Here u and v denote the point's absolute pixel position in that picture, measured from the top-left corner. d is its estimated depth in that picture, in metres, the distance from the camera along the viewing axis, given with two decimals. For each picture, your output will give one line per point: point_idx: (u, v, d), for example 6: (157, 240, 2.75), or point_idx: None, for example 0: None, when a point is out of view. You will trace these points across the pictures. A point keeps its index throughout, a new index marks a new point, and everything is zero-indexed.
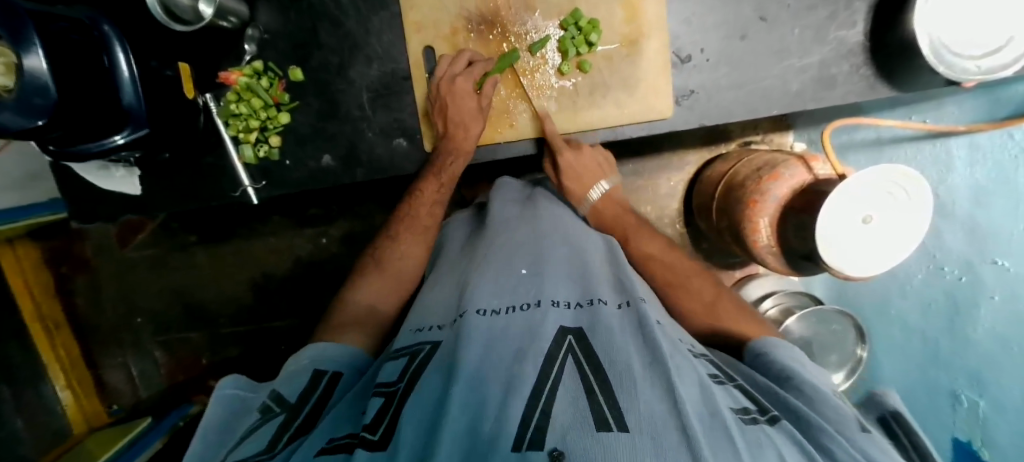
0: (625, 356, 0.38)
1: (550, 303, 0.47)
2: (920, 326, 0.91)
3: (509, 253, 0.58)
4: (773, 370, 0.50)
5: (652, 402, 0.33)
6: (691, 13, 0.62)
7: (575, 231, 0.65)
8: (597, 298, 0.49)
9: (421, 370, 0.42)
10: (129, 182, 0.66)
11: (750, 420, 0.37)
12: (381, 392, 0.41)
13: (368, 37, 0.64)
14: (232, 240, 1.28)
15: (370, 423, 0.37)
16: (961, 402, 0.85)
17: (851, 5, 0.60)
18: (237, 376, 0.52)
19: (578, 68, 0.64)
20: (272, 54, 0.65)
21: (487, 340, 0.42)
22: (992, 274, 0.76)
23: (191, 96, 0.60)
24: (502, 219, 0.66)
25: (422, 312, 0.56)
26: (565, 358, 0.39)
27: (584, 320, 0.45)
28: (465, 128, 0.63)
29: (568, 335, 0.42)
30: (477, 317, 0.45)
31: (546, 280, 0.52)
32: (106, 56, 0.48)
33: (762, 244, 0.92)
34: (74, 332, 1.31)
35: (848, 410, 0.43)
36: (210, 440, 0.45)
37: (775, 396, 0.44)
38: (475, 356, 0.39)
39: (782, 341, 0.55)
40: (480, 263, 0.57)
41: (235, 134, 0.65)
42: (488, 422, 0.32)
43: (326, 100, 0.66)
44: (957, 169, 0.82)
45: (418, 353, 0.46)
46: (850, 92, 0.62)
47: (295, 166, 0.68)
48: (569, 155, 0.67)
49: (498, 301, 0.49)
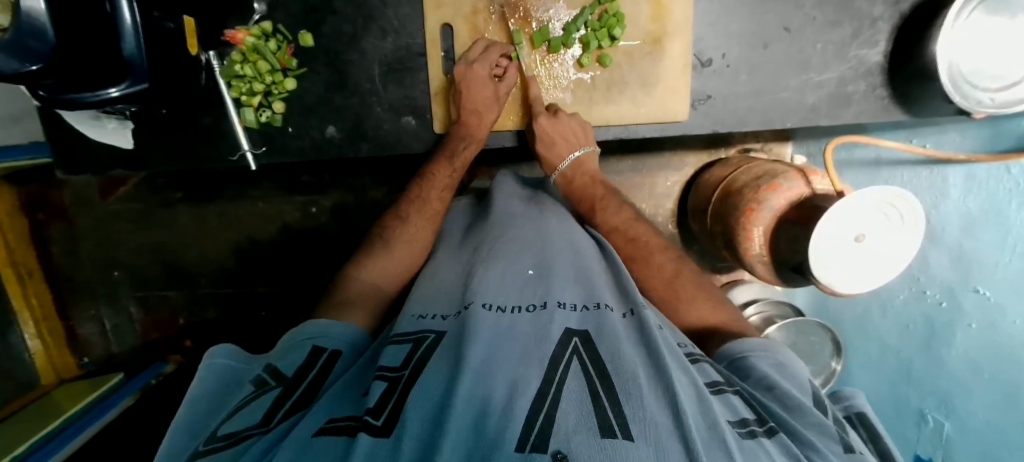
0: (631, 364, 0.39)
1: (556, 304, 0.48)
2: (897, 345, 0.98)
3: (518, 250, 0.58)
4: (756, 376, 0.50)
5: (656, 411, 0.33)
6: (718, 15, 0.60)
7: (581, 236, 0.65)
8: (602, 302, 0.49)
9: (426, 359, 0.42)
10: (120, 134, 0.63)
11: (748, 434, 0.38)
12: (386, 377, 0.40)
13: (385, 7, 0.61)
14: (219, 201, 1.25)
15: (375, 407, 0.36)
16: (927, 421, 0.92)
17: (876, 24, 0.60)
18: (229, 344, 0.51)
19: (599, 61, 0.62)
20: (283, 15, 0.61)
21: (493, 338, 0.42)
22: (972, 300, 0.82)
23: (193, 52, 0.55)
24: (507, 214, 0.67)
25: (423, 300, 0.55)
26: (570, 360, 0.39)
27: (590, 322, 0.45)
28: (478, 116, 0.62)
29: (573, 336, 0.43)
30: (485, 314, 0.45)
31: (553, 280, 0.52)
32: (108, 3, 0.43)
33: (754, 251, 0.96)
34: (47, 279, 1.28)
35: (833, 428, 0.43)
36: (195, 405, 0.44)
37: (767, 409, 0.44)
38: (482, 352, 0.39)
39: (765, 344, 0.55)
40: (486, 256, 0.58)
41: (237, 96, 0.61)
42: (492, 417, 0.32)
43: (334, 70, 0.63)
44: (950, 197, 0.87)
45: (423, 340, 0.46)
46: (862, 112, 0.62)
47: (298, 134, 0.65)
48: (545, 120, 0.62)
49: (505, 298, 0.49)
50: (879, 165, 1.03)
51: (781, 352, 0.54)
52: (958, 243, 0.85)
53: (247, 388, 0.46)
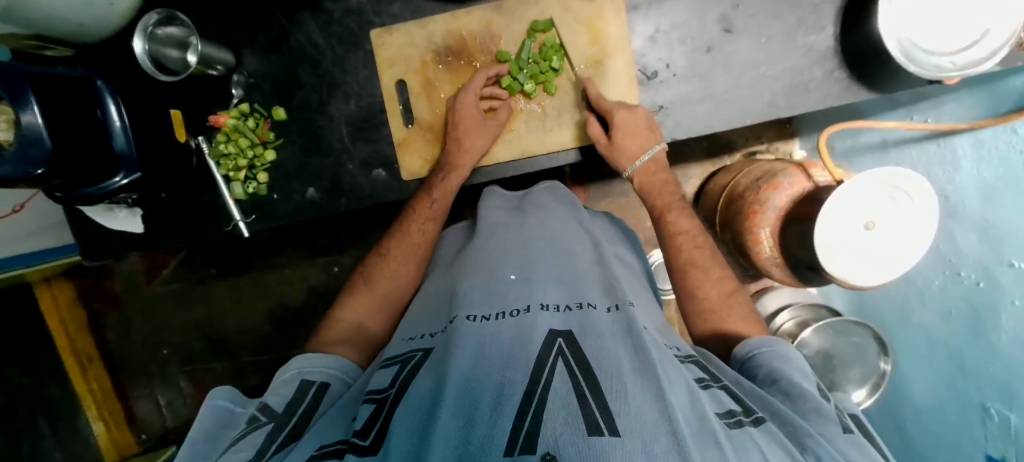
0: (616, 361, 0.39)
1: (539, 307, 0.48)
2: (945, 336, 0.90)
3: (499, 258, 0.58)
4: (760, 372, 0.50)
5: (643, 405, 0.34)
6: (655, 30, 0.62)
7: (566, 233, 0.65)
8: (585, 301, 0.50)
9: (412, 376, 0.43)
10: (131, 220, 0.70)
11: (734, 423, 0.38)
12: (372, 399, 0.42)
13: (345, 74, 0.66)
14: (250, 272, 1.34)
15: (362, 428, 0.39)
16: (992, 416, 0.80)
17: (818, 10, 0.59)
18: (228, 387, 0.53)
19: (545, 90, 0.64)
20: (258, 96, 0.67)
21: (478, 345, 0.42)
22: (1010, 276, 0.74)
23: (182, 139, 0.63)
24: (493, 221, 0.68)
25: (413, 323, 0.57)
26: (556, 361, 0.39)
27: (574, 322, 0.46)
28: (461, 142, 0.63)
29: (557, 337, 0.43)
30: (468, 324, 0.46)
31: (535, 284, 0.53)
32: (100, 109, 0.52)
33: (766, 254, 0.94)
34: (106, 365, 1.38)
35: (831, 411, 0.43)
36: (191, 452, 0.45)
37: (760, 396, 0.44)
38: (468, 359, 0.40)
39: (769, 340, 0.54)
40: (469, 269, 0.58)
41: (226, 173, 0.66)
42: (477, 427, 0.32)
43: (308, 136, 0.67)
44: (962, 168, 0.83)
45: (410, 359, 0.47)
46: (826, 97, 0.61)
47: (284, 200, 0.69)
48: (623, 112, 0.60)
49: (488, 307, 0.49)
50: (886, 147, 0.99)
51: (786, 346, 0.53)
52: (982, 217, 0.79)
53: (242, 426, 0.47)
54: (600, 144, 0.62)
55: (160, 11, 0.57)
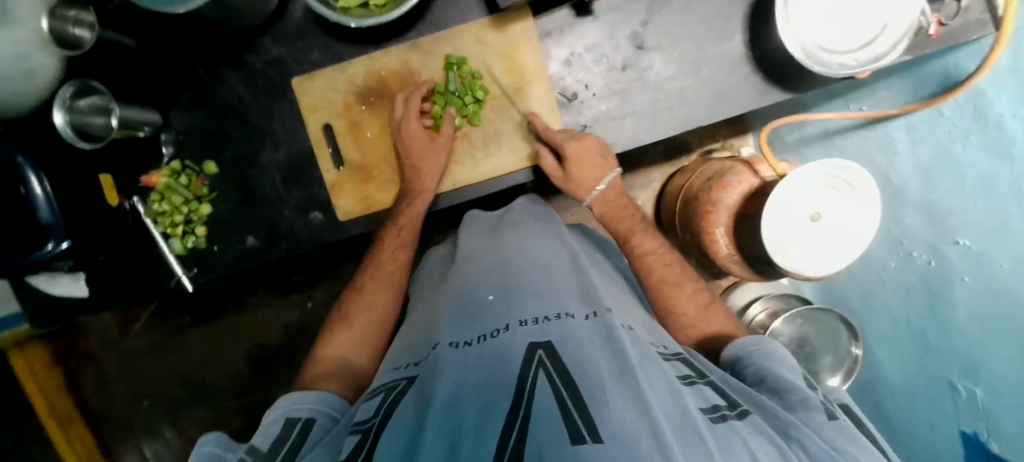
0: (596, 366, 0.37)
1: (518, 324, 0.44)
2: (906, 315, 0.89)
3: (477, 278, 0.55)
4: (749, 373, 0.50)
5: (622, 408, 0.32)
6: (570, 54, 0.64)
7: (543, 246, 0.61)
8: (564, 312, 0.46)
9: (395, 407, 0.40)
10: (74, 285, 0.69)
11: (719, 418, 0.37)
12: (357, 431, 0.40)
13: (273, 124, 0.68)
14: (225, 316, 1.32)
15: (348, 458, 0.36)
16: (960, 391, 0.79)
17: (726, 19, 0.61)
18: (218, 432, 0.48)
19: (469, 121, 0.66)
20: (188, 153, 0.69)
21: (459, 368, 0.40)
22: (955, 253, 0.74)
23: (115, 203, 0.64)
24: (470, 245, 0.65)
25: (397, 351, 0.54)
26: (537, 373, 0.37)
27: (553, 334, 0.42)
28: (420, 171, 0.64)
29: (538, 349, 0.40)
30: (451, 351, 0.43)
31: (514, 301, 0.49)
32: (22, 183, 0.51)
33: (724, 253, 0.95)
34: (87, 422, 1.33)
35: (817, 401, 0.43)
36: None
37: (747, 393, 0.44)
38: (449, 385, 0.37)
39: (755, 339, 0.54)
40: (452, 293, 0.55)
41: (163, 230, 0.68)
42: (464, 445, 0.31)
43: (244, 187, 0.69)
44: (900, 152, 0.83)
45: (396, 387, 0.45)
46: (744, 102, 0.62)
47: (224, 250, 0.70)
48: (573, 144, 0.61)
49: (470, 331, 0.46)
50: (829, 137, 1.01)
51: (771, 343, 0.53)
52: (924, 196, 0.79)
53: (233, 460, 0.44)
54: (557, 176, 0.65)
55: (73, 82, 0.57)
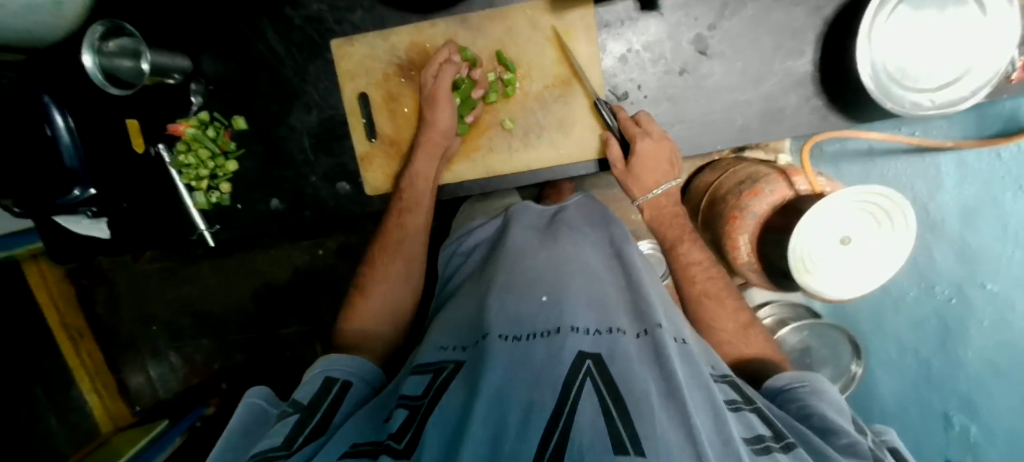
0: (643, 384, 0.35)
1: (569, 328, 0.42)
2: (916, 345, 0.85)
3: (530, 275, 0.52)
4: (793, 408, 0.47)
5: (667, 428, 0.31)
6: (627, 50, 0.60)
7: (599, 254, 0.58)
8: (615, 326, 0.43)
9: (445, 388, 0.41)
10: (96, 227, 0.64)
11: (761, 450, 0.35)
12: (406, 405, 0.41)
13: (305, 84, 0.66)
14: (235, 254, 1.32)
15: (395, 432, 0.38)
16: (953, 425, 0.79)
17: (798, 34, 0.57)
18: (262, 387, 0.52)
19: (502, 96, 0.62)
20: (215, 105, 0.67)
21: (509, 363, 0.39)
22: (979, 297, 0.73)
23: (141, 150, 0.62)
24: (522, 238, 0.62)
25: (443, 330, 0.53)
26: (583, 383, 0.35)
27: (603, 345, 0.40)
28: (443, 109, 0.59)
29: (586, 359, 0.38)
30: (499, 342, 0.42)
31: (568, 306, 0.45)
32: (48, 125, 0.49)
33: (743, 260, 0.90)
34: (97, 339, 1.34)
35: (867, 447, 0.39)
36: (225, 443, 0.44)
37: (792, 427, 0.41)
38: (497, 380, 0.36)
39: (804, 373, 0.51)
40: (501, 279, 0.53)
41: (188, 182, 0.67)
42: (507, 438, 0.31)
43: (272, 148, 0.68)
44: (944, 186, 0.79)
45: (442, 370, 0.45)
46: (800, 125, 0.59)
47: (247, 210, 0.70)
48: (647, 142, 0.57)
49: (520, 325, 0.45)
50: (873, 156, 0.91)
51: (822, 380, 0.49)
52: (960, 235, 0.76)
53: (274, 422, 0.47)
54: (617, 169, 0.60)
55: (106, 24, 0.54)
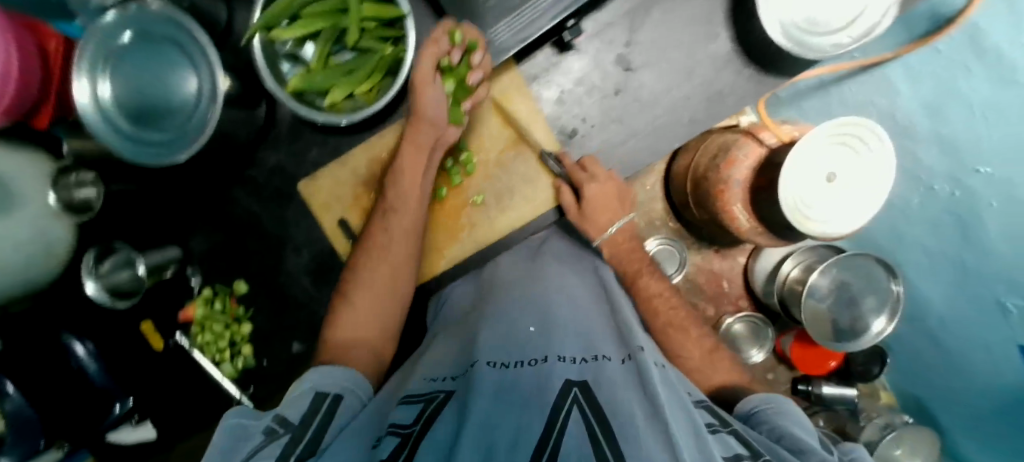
0: (628, 408, 0.35)
1: (556, 358, 0.43)
2: (936, 246, 0.84)
3: (516, 312, 0.54)
4: (763, 429, 0.45)
5: (652, 448, 0.31)
6: (562, 91, 0.64)
7: (574, 287, 0.60)
8: (600, 354, 0.44)
9: (438, 414, 0.39)
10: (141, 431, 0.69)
11: None
12: (397, 432, 0.37)
13: (290, 230, 0.71)
14: None
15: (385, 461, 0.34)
16: (1010, 310, 0.74)
17: (708, 22, 0.60)
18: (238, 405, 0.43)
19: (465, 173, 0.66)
20: (216, 278, 0.73)
21: (497, 389, 0.38)
22: (979, 181, 0.71)
23: (160, 346, 0.68)
24: (500, 279, 0.63)
25: (432, 364, 0.51)
26: (571, 409, 0.34)
27: (589, 373, 0.40)
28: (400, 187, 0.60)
29: (573, 386, 0.38)
30: (488, 370, 0.42)
31: (554, 335, 0.48)
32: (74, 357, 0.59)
33: (746, 227, 0.86)
34: None
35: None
36: None
37: (764, 445, 0.40)
38: (486, 405, 0.36)
39: (769, 395, 0.50)
40: (487, 321, 0.54)
41: (213, 358, 0.71)
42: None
43: (277, 298, 0.72)
44: (902, 91, 0.78)
45: (434, 398, 0.42)
46: (743, 97, 0.62)
47: (273, 362, 0.73)
48: (593, 186, 0.61)
49: (508, 355, 0.45)
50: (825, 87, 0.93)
51: (786, 401, 0.49)
52: (934, 132, 0.75)
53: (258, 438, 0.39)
54: (573, 212, 0.63)
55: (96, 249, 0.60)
